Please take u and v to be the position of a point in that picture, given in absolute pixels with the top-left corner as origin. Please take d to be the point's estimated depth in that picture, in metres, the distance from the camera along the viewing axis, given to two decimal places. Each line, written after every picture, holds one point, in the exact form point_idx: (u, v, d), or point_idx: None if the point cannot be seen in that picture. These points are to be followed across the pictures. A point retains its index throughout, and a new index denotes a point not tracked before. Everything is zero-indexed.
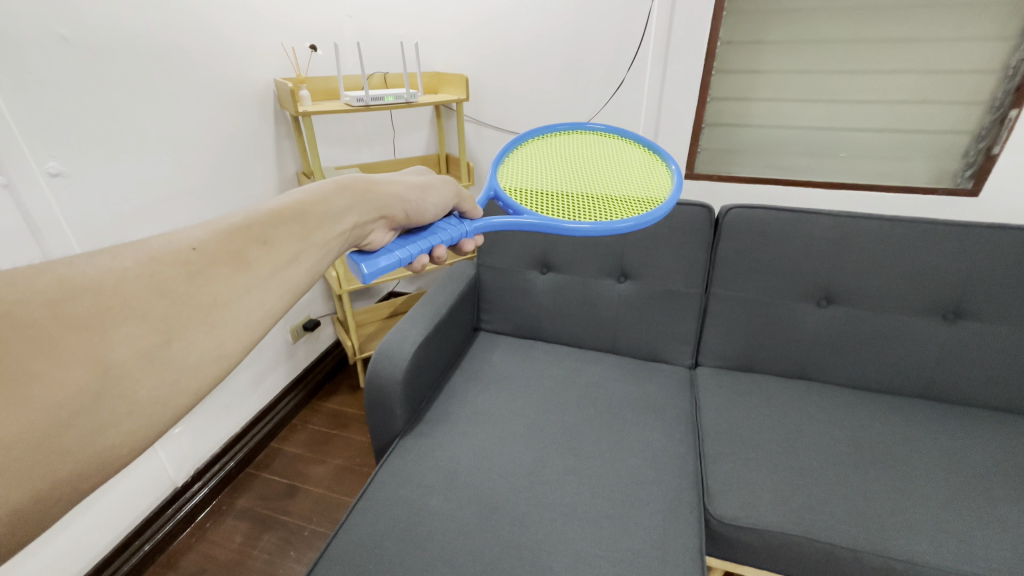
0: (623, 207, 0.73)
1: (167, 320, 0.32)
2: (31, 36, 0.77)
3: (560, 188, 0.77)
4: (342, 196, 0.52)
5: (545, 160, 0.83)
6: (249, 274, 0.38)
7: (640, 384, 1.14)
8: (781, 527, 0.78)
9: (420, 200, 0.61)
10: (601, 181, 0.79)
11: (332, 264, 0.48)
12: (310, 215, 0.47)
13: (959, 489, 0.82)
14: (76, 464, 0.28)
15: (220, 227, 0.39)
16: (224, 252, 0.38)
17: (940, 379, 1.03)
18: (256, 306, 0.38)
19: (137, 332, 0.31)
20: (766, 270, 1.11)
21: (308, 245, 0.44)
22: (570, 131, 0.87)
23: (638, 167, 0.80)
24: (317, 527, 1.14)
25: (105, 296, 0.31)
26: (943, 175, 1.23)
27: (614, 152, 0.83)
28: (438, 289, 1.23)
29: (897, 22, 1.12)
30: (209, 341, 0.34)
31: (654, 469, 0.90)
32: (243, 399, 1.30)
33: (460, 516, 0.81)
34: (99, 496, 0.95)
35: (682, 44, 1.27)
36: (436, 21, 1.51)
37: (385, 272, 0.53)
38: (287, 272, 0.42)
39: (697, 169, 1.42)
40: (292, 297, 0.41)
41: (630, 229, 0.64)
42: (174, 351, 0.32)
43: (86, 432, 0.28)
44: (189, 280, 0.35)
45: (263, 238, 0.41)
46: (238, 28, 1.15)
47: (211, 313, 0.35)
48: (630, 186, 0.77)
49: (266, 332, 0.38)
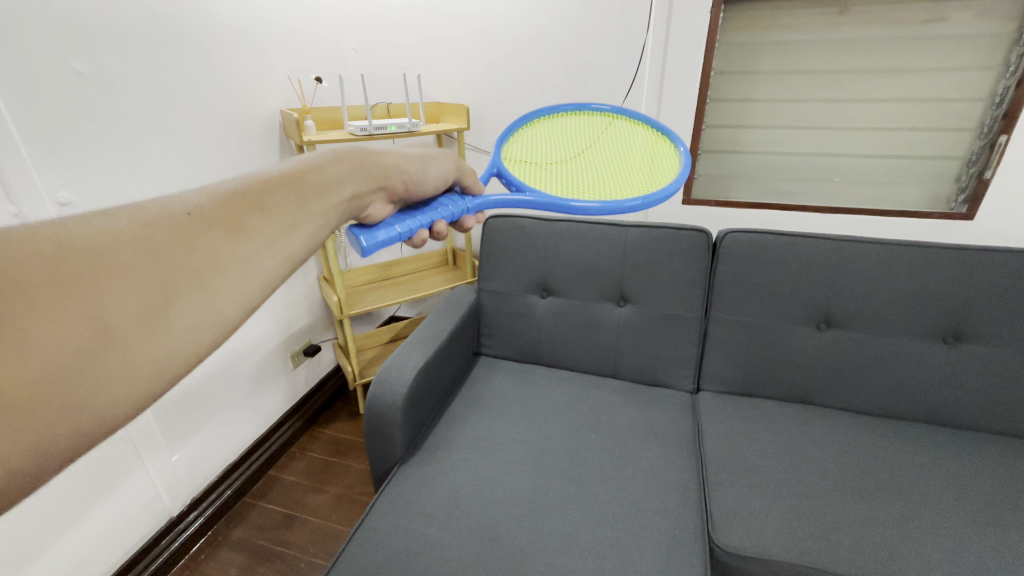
0: (633, 179, 0.82)
1: (163, 284, 0.32)
2: (51, 74, 0.80)
3: (564, 172, 0.86)
4: (339, 166, 0.50)
5: (555, 141, 0.93)
6: (246, 241, 0.37)
7: (641, 410, 1.13)
8: (788, 556, 0.76)
9: (419, 171, 0.60)
10: (610, 156, 0.89)
11: (330, 236, 0.47)
12: (309, 185, 0.45)
13: (969, 517, 0.80)
14: (73, 422, 0.28)
15: (216, 192, 0.38)
16: (221, 217, 0.37)
17: (944, 403, 1.02)
18: (254, 274, 0.37)
19: (133, 295, 0.30)
20: (764, 295, 1.12)
21: (307, 216, 0.44)
22: (610, 116, 0.95)
23: (647, 161, 0.86)
24: (314, 558, 1.12)
25: (101, 256, 0.30)
26: (936, 199, 1.26)
27: (622, 132, 0.93)
28: (439, 315, 1.24)
29: (884, 53, 1.16)
30: (205, 307, 0.34)
31: (657, 496, 0.89)
32: (241, 427, 1.29)
33: (461, 546, 0.80)
34: (94, 527, 0.94)
35: (676, 75, 1.31)
36: (438, 55, 1.56)
37: (383, 246, 0.54)
38: (286, 241, 0.41)
39: (694, 196, 1.44)
40: (289, 268, 0.41)
41: (639, 204, 0.67)
42: (170, 316, 0.32)
43: (79, 394, 0.28)
44: (187, 245, 0.34)
45: (261, 205, 0.40)
46: (247, 61, 1.19)
47: (209, 281, 0.34)
48: (638, 160, 0.87)
49: (263, 301, 0.38)
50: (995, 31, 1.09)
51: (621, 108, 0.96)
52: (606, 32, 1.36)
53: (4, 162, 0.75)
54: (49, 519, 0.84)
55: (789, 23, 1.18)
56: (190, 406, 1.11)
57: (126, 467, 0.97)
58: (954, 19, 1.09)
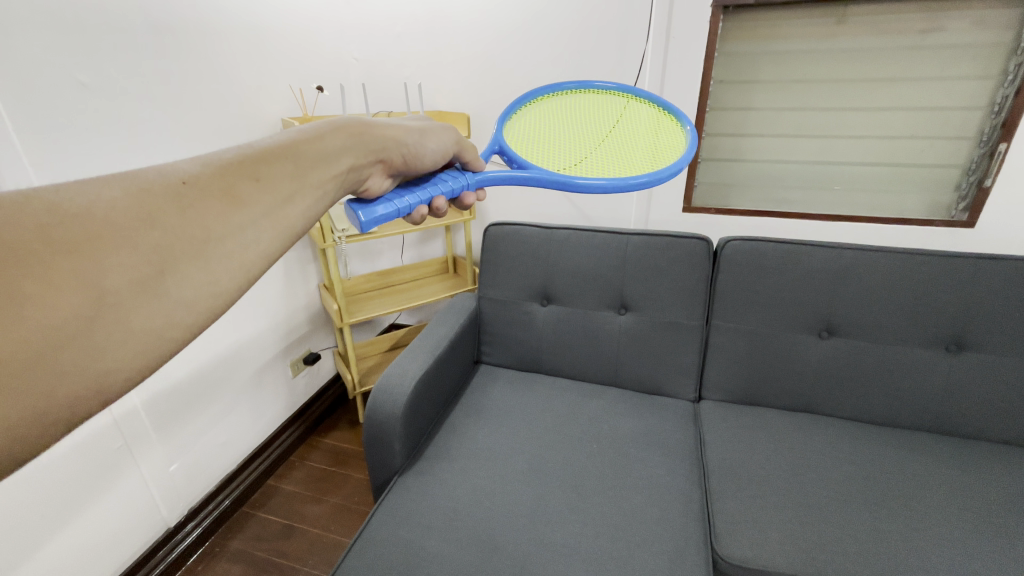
0: (632, 156, 0.88)
1: (159, 250, 0.31)
2: (53, 83, 0.80)
3: (570, 151, 0.92)
4: (336, 139, 0.49)
5: (559, 119, 0.98)
6: (242, 210, 0.37)
7: (642, 419, 1.12)
8: (791, 568, 0.75)
9: (417, 142, 0.60)
10: (613, 132, 0.94)
11: (328, 210, 0.47)
12: (305, 156, 0.45)
13: (975, 527, 0.79)
14: (74, 387, 0.28)
15: (210, 162, 0.38)
16: (215, 186, 0.36)
17: (947, 412, 1.01)
18: (252, 243, 0.37)
19: (129, 259, 0.30)
20: (766, 303, 1.11)
21: (305, 187, 0.43)
22: (627, 97, 0.98)
23: (648, 146, 0.89)
24: (312, 569, 1.10)
25: (95, 223, 0.30)
26: (937, 207, 1.26)
27: (627, 107, 0.97)
28: (438, 322, 1.23)
29: (883, 63, 1.17)
30: (204, 274, 0.33)
31: (659, 507, 0.88)
32: (239, 435, 1.28)
33: (460, 557, 0.78)
34: (90, 537, 0.93)
35: (676, 84, 1.31)
36: (439, 66, 1.57)
37: (381, 223, 0.55)
38: (284, 211, 0.40)
39: (694, 203, 1.45)
40: (288, 239, 0.40)
41: (644, 182, 0.67)
42: (167, 282, 0.31)
43: (78, 358, 0.28)
44: (181, 214, 0.33)
45: (256, 174, 0.40)
46: (248, 70, 1.19)
47: (206, 249, 0.34)
48: (641, 137, 0.92)
49: (262, 272, 0.37)
50: (992, 40, 1.09)
51: (634, 87, 0.98)
52: (607, 41, 1.37)
53: (4, 167, 0.75)
54: (43, 529, 0.83)
55: (788, 33, 1.19)
56: (188, 415, 1.10)
57: (122, 475, 0.96)
58: (951, 29, 1.10)
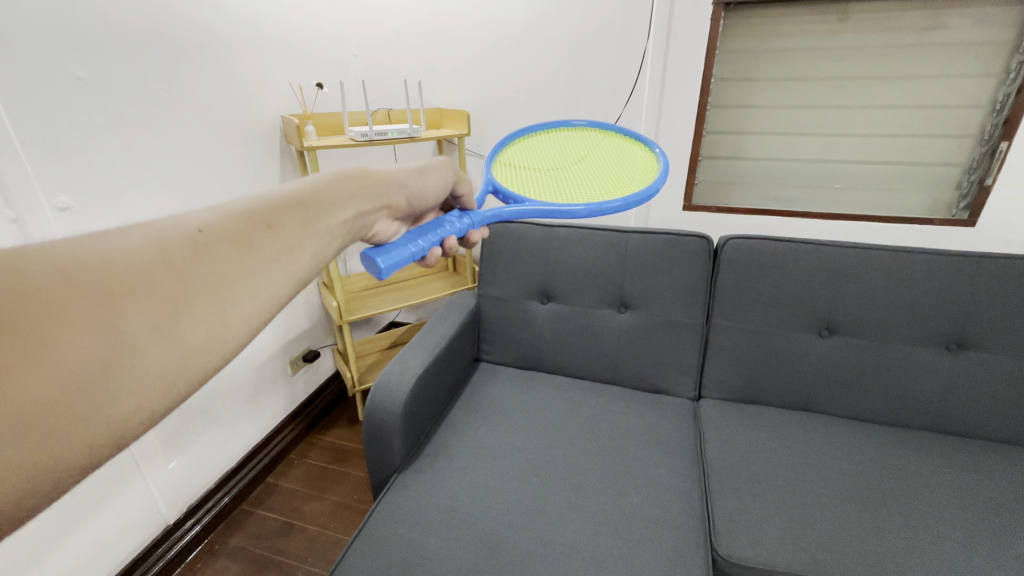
0: (622, 181, 0.80)
1: (174, 296, 0.31)
2: (51, 79, 0.80)
3: (534, 176, 0.86)
4: (345, 185, 0.50)
5: (536, 157, 0.91)
6: (256, 255, 0.37)
7: (642, 417, 1.12)
8: (791, 568, 0.75)
9: (419, 184, 0.61)
10: (595, 164, 0.86)
11: (338, 253, 0.46)
12: (316, 201, 0.45)
13: (977, 527, 0.79)
14: (85, 436, 0.27)
15: (226, 209, 0.38)
16: (231, 234, 0.36)
17: (948, 411, 1.01)
18: (263, 289, 0.36)
19: (145, 306, 0.29)
20: (766, 302, 1.11)
21: (315, 232, 0.43)
22: (632, 141, 0.90)
23: (607, 185, 0.80)
24: (312, 567, 1.10)
25: (114, 269, 0.29)
26: (937, 206, 1.25)
27: (606, 143, 0.91)
28: (438, 320, 1.23)
29: (884, 61, 1.16)
30: (215, 320, 0.32)
31: (659, 505, 0.88)
32: (238, 432, 1.28)
33: (460, 556, 0.78)
34: (89, 534, 0.92)
35: (676, 82, 1.31)
36: (438, 63, 1.57)
37: (400, 266, 0.53)
38: (296, 255, 0.40)
39: (694, 202, 1.44)
40: (300, 282, 0.40)
41: (621, 209, 0.67)
42: (182, 325, 0.30)
43: (93, 404, 0.27)
44: (198, 259, 0.33)
45: (270, 222, 0.39)
46: (248, 67, 1.19)
47: (221, 293, 0.33)
48: (626, 165, 0.85)
49: (272, 317, 0.36)
50: (994, 39, 1.09)
51: (607, 123, 0.94)
52: (608, 38, 1.37)
53: (4, 169, 0.75)
54: (43, 529, 0.83)
55: (788, 31, 1.19)
56: (189, 413, 1.10)
57: (121, 473, 0.96)
58: (953, 27, 1.10)
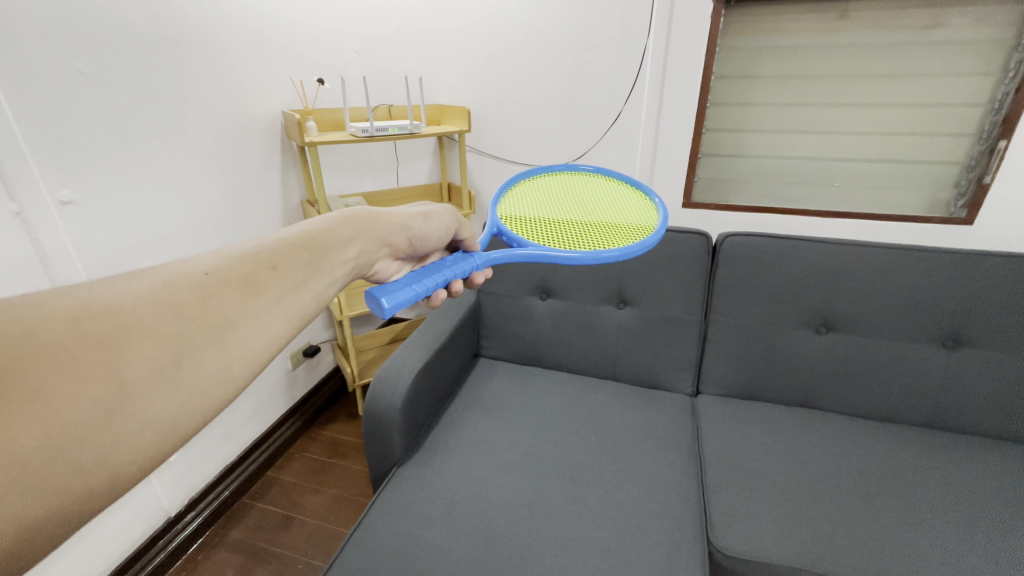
0: (617, 228, 0.76)
1: (180, 340, 0.33)
2: (55, 75, 0.81)
3: (537, 205, 0.83)
4: (346, 228, 0.53)
5: (535, 193, 0.87)
6: (259, 298, 0.39)
7: (641, 412, 1.13)
8: (785, 560, 0.76)
9: (422, 227, 0.64)
10: (593, 209, 0.82)
11: (338, 293, 0.49)
12: (317, 243, 0.48)
13: (970, 522, 0.80)
14: (88, 480, 0.27)
15: (231, 255, 0.40)
16: (234, 277, 0.38)
17: (945, 408, 1.02)
18: (264, 329, 0.38)
19: (151, 351, 0.31)
20: (765, 298, 1.12)
21: (315, 272, 0.46)
22: (631, 189, 0.87)
23: (609, 226, 0.77)
24: (311, 559, 1.12)
25: (123, 316, 0.31)
26: (935, 204, 1.26)
27: (606, 189, 0.87)
28: (438, 316, 1.24)
29: (882, 59, 1.17)
30: (218, 362, 0.34)
31: (657, 499, 0.89)
32: (240, 426, 1.29)
33: (458, 548, 0.79)
34: (92, 525, 0.94)
35: (676, 79, 1.31)
36: (439, 59, 1.57)
37: (405, 305, 0.52)
38: (295, 298, 0.43)
39: (694, 199, 1.45)
40: (299, 323, 0.42)
41: (618, 258, 0.65)
42: (185, 370, 0.32)
43: (97, 449, 0.28)
44: (202, 302, 0.35)
45: (273, 263, 0.42)
46: (249, 65, 1.20)
47: (222, 335, 0.35)
48: (625, 212, 0.80)
49: (273, 357, 0.38)
50: (992, 37, 1.09)
51: (609, 170, 0.91)
52: (607, 35, 1.37)
53: (5, 160, 0.75)
54: None
55: (788, 29, 1.20)
56: None
57: None
58: (953, 25, 1.10)
